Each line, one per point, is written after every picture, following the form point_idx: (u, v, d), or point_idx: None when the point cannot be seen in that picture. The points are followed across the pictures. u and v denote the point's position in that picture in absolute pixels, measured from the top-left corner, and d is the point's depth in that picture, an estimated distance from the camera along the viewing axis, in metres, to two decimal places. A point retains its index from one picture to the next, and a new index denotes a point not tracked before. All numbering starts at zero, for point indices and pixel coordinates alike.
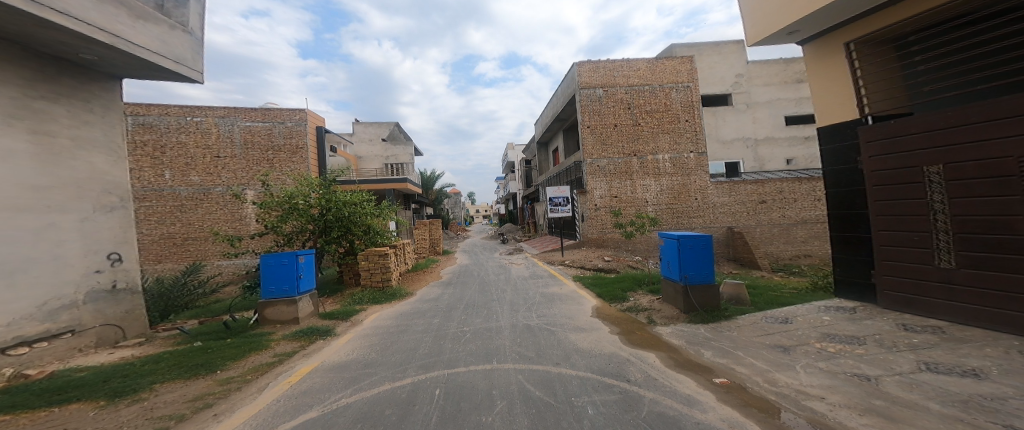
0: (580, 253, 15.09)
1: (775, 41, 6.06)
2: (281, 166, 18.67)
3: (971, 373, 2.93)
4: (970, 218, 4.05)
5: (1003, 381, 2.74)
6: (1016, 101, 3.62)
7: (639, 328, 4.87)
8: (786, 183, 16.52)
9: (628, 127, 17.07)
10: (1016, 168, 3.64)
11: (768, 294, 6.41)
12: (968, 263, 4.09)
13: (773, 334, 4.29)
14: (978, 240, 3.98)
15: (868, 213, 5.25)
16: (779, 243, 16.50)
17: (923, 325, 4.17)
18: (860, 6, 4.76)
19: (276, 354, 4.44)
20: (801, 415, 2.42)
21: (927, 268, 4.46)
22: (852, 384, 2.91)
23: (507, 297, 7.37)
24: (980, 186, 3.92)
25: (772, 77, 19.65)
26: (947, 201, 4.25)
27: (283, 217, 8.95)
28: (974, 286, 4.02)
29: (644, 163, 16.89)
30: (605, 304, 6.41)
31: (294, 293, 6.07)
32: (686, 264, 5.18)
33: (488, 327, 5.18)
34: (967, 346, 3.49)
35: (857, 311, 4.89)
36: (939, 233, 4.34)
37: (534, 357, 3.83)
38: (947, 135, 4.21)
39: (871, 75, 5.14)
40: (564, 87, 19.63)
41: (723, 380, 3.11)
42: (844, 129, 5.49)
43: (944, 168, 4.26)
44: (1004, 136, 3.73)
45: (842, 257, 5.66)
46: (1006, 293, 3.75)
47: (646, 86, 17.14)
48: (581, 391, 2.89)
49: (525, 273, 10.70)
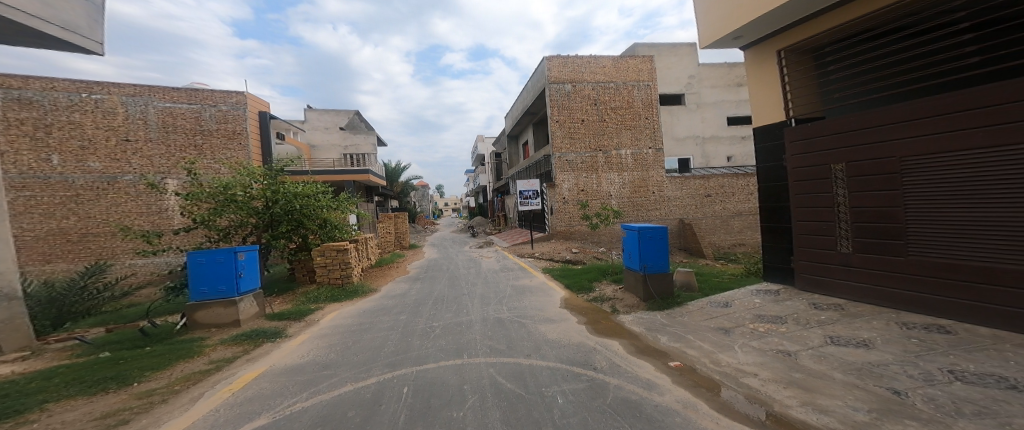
0: (548, 245, 15.39)
1: (721, 45, 6.49)
2: (213, 154, 17.07)
3: (863, 343, 3.45)
4: (864, 209, 4.70)
5: (885, 349, 3.26)
6: (900, 109, 4.26)
7: (604, 318, 5.08)
8: (727, 178, 18.03)
9: (595, 122, 17.58)
10: (899, 166, 4.29)
11: (712, 280, 7.01)
12: (862, 248, 4.76)
13: (716, 317, 4.71)
14: (870, 229, 4.63)
15: (789, 205, 5.90)
16: (720, 233, 18.00)
17: (828, 303, 4.82)
18: (790, 15, 5.22)
19: (213, 361, 4.05)
20: (740, 392, 2.70)
21: (833, 253, 5.12)
22: (778, 360, 3.29)
23: (476, 291, 7.33)
24: (873, 182, 4.58)
25: (719, 79, 21.13)
26: (848, 194, 4.90)
27: (217, 211, 8.09)
28: (866, 267, 4.69)
29: (610, 157, 17.55)
30: (572, 294, 6.65)
31: (234, 294, 5.57)
32: (645, 255, 5.50)
33: (458, 322, 5.13)
34: (860, 320, 4.08)
35: (780, 293, 5.51)
36: (842, 223, 4.99)
37: (504, 350, 3.86)
38: (851, 137, 4.83)
39: (797, 82, 5.74)
40: (534, 81, 19.71)
41: (677, 364, 3.36)
42: (773, 130, 6.11)
43: (847, 166, 4.90)
44: (890, 139, 4.37)
45: (770, 244, 6.28)
46: (890, 273, 4.41)
47: (610, 83, 17.74)
48: (550, 381, 2.97)
49: (494, 267, 10.70)
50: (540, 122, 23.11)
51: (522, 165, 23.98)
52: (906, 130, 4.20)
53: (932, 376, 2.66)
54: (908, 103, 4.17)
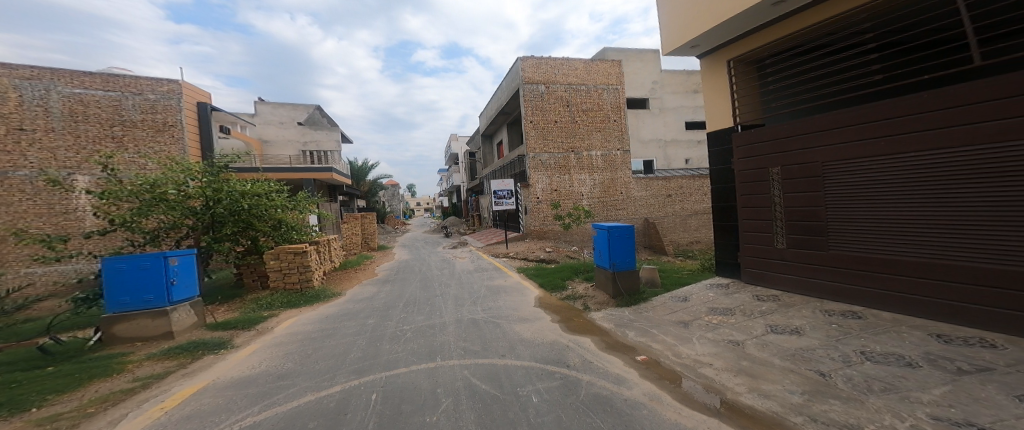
0: (522, 245, 15.45)
1: (681, 53, 6.76)
2: (135, 146, 15.04)
3: (793, 330, 3.83)
4: (796, 208, 5.19)
5: (812, 335, 3.65)
6: (824, 119, 4.75)
7: (576, 315, 5.18)
8: (685, 180, 19.10)
9: (567, 124, 17.90)
10: (824, 169, 4.79)
11: (673, 276, 7.40)
12: (794, 243, 5.23)
13: (677, 311, 4.96)
14: (801, 226, 5.10)
15: (733, 205, 6.34)
16: (679, 232, 19.01)
17: (768, 295, 5.26)
18: (741, 25, 5.56)
19: (137, 379, 3.66)
20: (698, 382, 2.92)
21: (771, 248, 5.59)
22: (728, 349, 3.55)
23: (448, 292, 7.21)
24: (803, 184, 5.06)
25: (679, 86, 22.25)
26: (783, 195, 5.38)
27: (142, 210, 7.22)
28: (798, 261, 5.16)
29: (581, 158, 17.95)
30: (545, 293, 6.73)
31: (164, 303, 5.07)
32: (614, 253, 5.68)
33: (430, 324, 5.00)
34: (793, 309, 4.50)
35: (729, 286, 5.93)
36: (778, 221, 5.46)
37: (479, 351, 3.83)
38: (785, 143, 5.30)
39: (744, 91, 6.13)
40: (508, 81, 19.72)
41: (643, 358, 3.52)
42: (721, 135, 6.47)
43: (781, 170, 5.38)
44: (817, 146, 4.85)
45: (721, 242, 6.60)
46: (818, 265, 4.89)
47: (582, 86, 18.15)
48: (524, 380, 3.01)
49: (468, 267, 10.58)
50: (514, 122, 23.08)
51: (496, 165, 23.85)
52: (829, 137, 4.70)
53: (847, 357, 3.07)
54: (830, 113, 4.66)
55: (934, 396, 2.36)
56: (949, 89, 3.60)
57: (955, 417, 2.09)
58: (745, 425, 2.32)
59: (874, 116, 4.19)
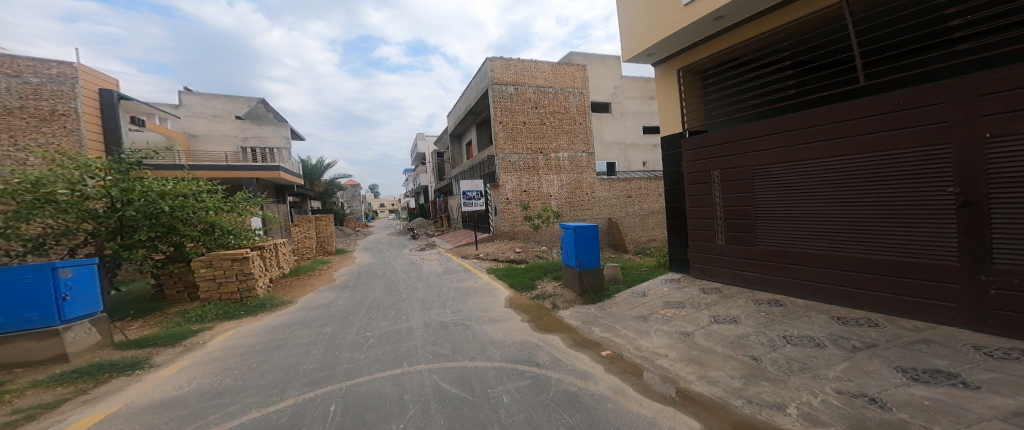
0: (491, 246, 15.37)
1: (638, 61, 7.05)
2: (13, 137, 12.57)
3: (730, 320, 4.21)
4: (732, 208, 5.61)
5: (747, 323, 4.03)
6: (755, 126, 5.18)
7: (545, 314, 5.26)
8: (644, 181, 20.07)
9: (535, 125, 18.10)
10: (755, 172, 5.23)
11: (633, 272, 7.75)
12: (731, 240, 5.65)
13: (637, 306, 5.21)
14: (737, 224, 5.52)
15: (679, 205, 6.71)
16: (639, 230, 19.94)
17: (712, 287, 5.67)
18: (691, 37, 5.91)
19: (20, 410, 3.13)
20: (657, 374, 3.11)
21: (711, 245, 5.99)
22: (681, 340, 3.82)
23: (414, 296, 6.97)
24: (738, 186, 5.49)
25: (639, 91, 23.21)
26: (721, 195, 5.79)
27: (22, 214, 6.10)
28: (734, 256, 5.58)
29: (549, 159, 18.23)
30: (515, 293, 6.75)
31: (54, 322, 4.46)
32: (580, 252, 5.84)
33: (396, 330, 4.81)
34: (731, 300, 4.91)
35: (680, 280, 6.31)
36: (717, 219, 5.87)
37: (448, 355, 3.75)
38: (723, 148, 5.71)
39: (691, 99, 6.52)
40: (476, 80, 19.54)
41: (608, 353, 3.65)
42: (672, 140, 6.80)
43: (720, 173, 5.79)
44: (750, 151, 5.29)
45: (675, 240, 6.82)
46: (751, 260, 5.32)
47: (549, 88, 18.45)
48: (495, 381, 3.02)
49: (436, 269, 10.33)
50: (483, 122, 22.85)
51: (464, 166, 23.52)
52: (760, 143, 5.14)
53: (773, 342, 3.53)
54: (760, 122, 5.10)
55: (838, 372, 2.83)
56: (854, 101, 4.07)
57: (854, 390, 2.54)
58: (697, 411, 2.54)
59: (796, 125, 4.64)
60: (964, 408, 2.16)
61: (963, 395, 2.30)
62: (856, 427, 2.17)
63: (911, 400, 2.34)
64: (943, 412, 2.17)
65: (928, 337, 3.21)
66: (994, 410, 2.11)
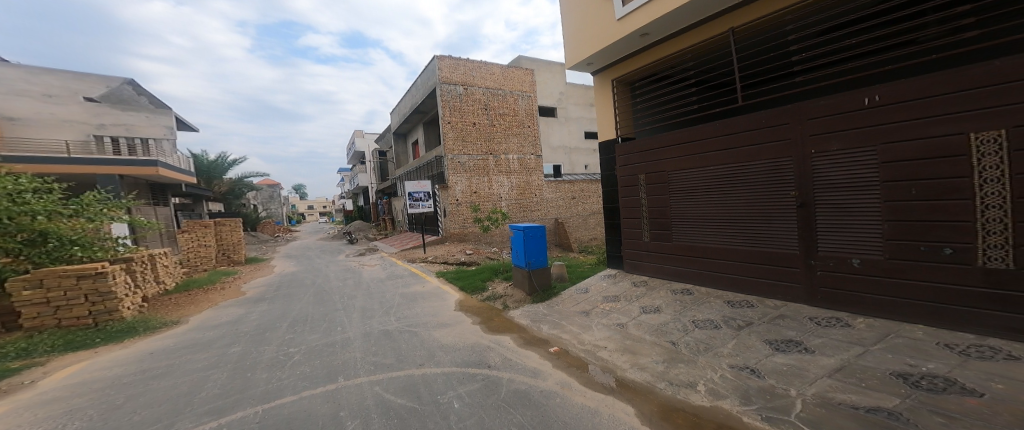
0: (440, 249, 14.89)
1: (580, 69, 7.40)
2: None
3: (654, 309, 4.65)
4: (656, 208, 6.09)
5: (668, 312, 4.50)
6: (675, 135, 5.68)
7: (496, 315, 5.28)
8: (586, 184, 21.12)
9: (484, 127, 18.04)
10: (675, 176, 5.74)
11: (577, 270, 8.11)
12: (655, 237, 6.12)
13: (581, 302, 5.45)
14: (660, 222, 6.00)
15: (612, 206, 7.10)
16: (583, 230, 20.93)
17: (641, 280, 6.18)
18: (625, 49, 6.36)
19: None
20: (599, 366, 3.31)
21: (639, 242, 6.43)
22: (618, 332, 4.11)
23: (354, 305, 6.49)
24: (661, 188, 5.99)
25: (583, 98, 24.25)
26: (647, 197, 6.26)
27: None
28: (658, 251, 6.06)
29: (499, 161, 18.28)
30: (465, 295, 6.65)
31: None
32: (530, 252, 5.96)
33: (329, 342, 4.45)
34: (655, 291, 5.41)
35: (616, 275, 6.73)
36: (644, 218, 6.33)
37: (393, 364, 3.57)
38: (648, 154, 6.19)
39: (623, 107, 6.99)
40: (423, 78, 18.92)
41: (555, 349, 3.78)
42: (605, 146, 7.24)
43: (646, 177, 6.26)
44: (670, 157, 5.79)
45: (611, 237, 7.12)
46: (672, 254, 5.82)
47: (498, 90, 18.49)
48: (444, 387, 2.95)
49: (378, 275, 9.73)
50: (432, 122, 22.23)
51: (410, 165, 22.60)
52: (678, 150, 5.65)
53: (685, 326, 4.03)
54: (679, 131, 5.60)
55: (730, 349, 3.41)
56: (752, 116, 4.66)
57: (741, 364, 3.11)
58: (630, 396, 2.77)
59: (707, 135, 5.19)
60: (806, 369, 2.89)
61: (806, 359, 3.07)
62: (745, 397, 2.64)
63: (778, 368, 2.98)
64: (794, 374, 2.86)
65: (783, 313, 4.04)
66: (824, 369, 2.86)
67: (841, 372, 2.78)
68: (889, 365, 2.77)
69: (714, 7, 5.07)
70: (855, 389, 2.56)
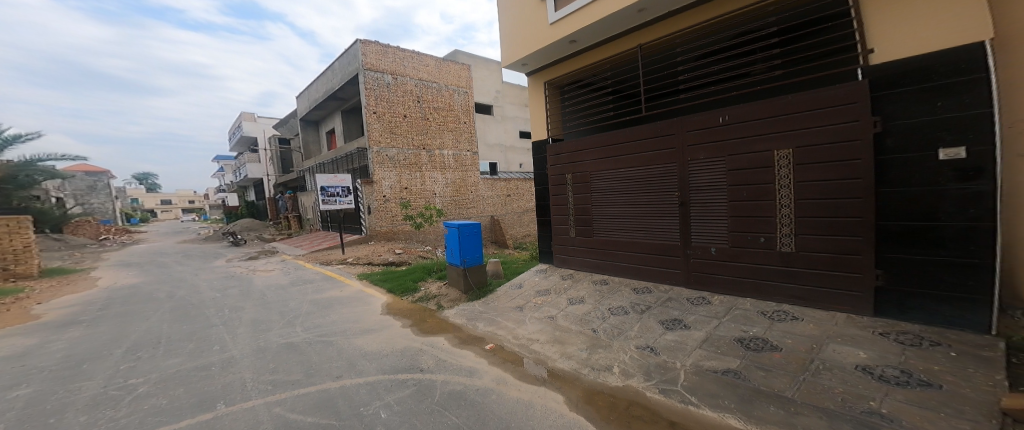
0: (364, 249, 13.81)
1: (515, 68, 7.50)
2: None
3: (578, 300, 4.99)
4: (581, 206, 6.48)
5: (591, 302, 4.85)
6: (595, 138, 6.11)
7: (429, 316, 5.11)
8: (521, 182, 21.65)
9: (416, 120, 17.30)
10: (595, 176, 6.19)
11: (512, 266, 8.24)
12: (580, 232, 6.52)
13: (516, 298, 5.56)
14: (584, 219, 6.41)
15: (543, 203, 7.36)
16: (518, 227, 21.41)
17: (569, 273, 6.54)
18: (556, 54, 6.65)
19: None
20: (533, 359, 3.42)
21: (566, 237, 6.79)
22: (550, 324, 4.30)
23: (243, 319, 5.56)
24: (584, 188, 6.41)
25: (519, 98, 24.67)
26: (573, 196, 6.65)
27: None
28: (583, 246, 6.46)
29: (433, 157, 17.68)
30: (395, 298, 6.30)
31: None
32: (465, 250, 5.90)
33: (224, 363, 3.82)
34: (580, 283, 5.80)
35: (548, 269, 6.96)
36: (571, 215, 6.69)
37: (310, 379, 3.24)
38: (573, 155, 6.58)
39: (554, 110, 7.29)
40: (343, 62, 17.40)
41: (491, 346, 3.81)
42: (538, 146, 7.45)
43: (572, 176, 6.64)
44: (592, 159, 6.23)
45: (543, 234, 7.35)
46: (595, 248, 6.24)
47: (432, 83, 17.88)
48: (368, 398, 2.77)
49: (279, 283, 8.49)
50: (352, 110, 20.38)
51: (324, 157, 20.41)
52: (598, 153, 6.12)
53: (604, 313, 4.40)
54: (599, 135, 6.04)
55: (636, 331, 3.86)
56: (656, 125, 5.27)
57: (644, 344, 3.55)
58: (560, 385, 2.93)
59: (621, 140, 5.70)
60: (685, 343, 3.49)
61: (686, 334, 3.67)
62: (647, 374, 3.03)
63: (669, 345, 3.49)
64: (678, 348, 3.42)
65: (670, 295, 4.73)
66: (696, 341, 3.50)
67: (706, 342, 3.46)
68: (732, 333, 3.59)
69: (630, 23, 5.59)
70: (716, 355, 3.22)
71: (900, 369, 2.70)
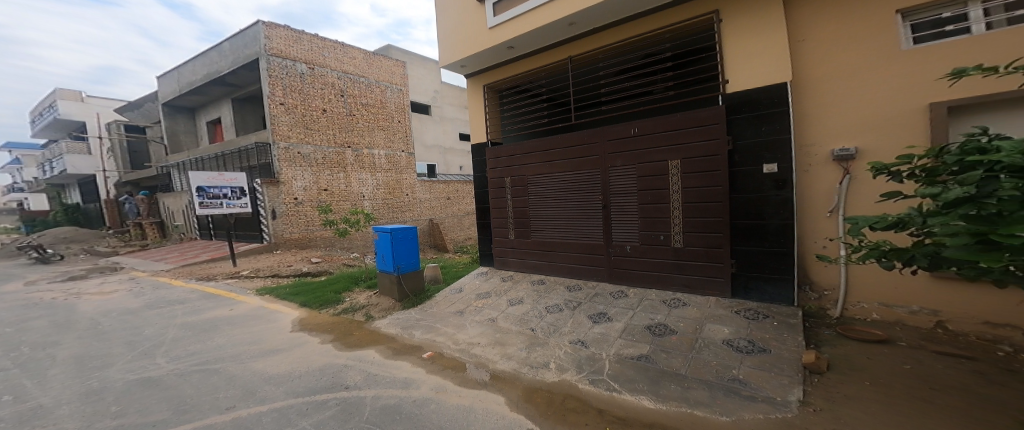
0: (270, 259, 12.10)
1: (452, 69, 7.36)
2: None
3: (517, 300, 5.08)
4: (520, 208, 6.61)
5: (530, 301, 4.97)
6: (532, 143, 6.29)
7: (356, 329, 4.77)
8: (460, 184, 21.39)
9: (340, 116, 15.97)
10: (533, 179, 6.36)
11: (453, 271, 8.08)
12: (519, 235, 6.63)
13: (456, 302, 5.46)
14: (523, 221, 6.54)
15: (482, 206, 7.35)
16: (458, 231, 21.07)
17: (509, 274, 6.62)
18: (494, 58, 6.69)
19: None
20: (474, 363, 3.39)
21: (505, 239, 6.85)
22: (491, 327, 4.29)
23: (55, 358, 4.20)
24: (522, 191, 6.55)
25: (458, 99, 24.35)
26: (512, 198, 6.75)
27: None
28: (522, 248, 6.57)
29: (360, 156, 16.57)
30: (311, 312, 5.70)
31: None
32: (398, 255, 5.62)
33: (86, 403, 3.10)
34: (519, 284, 5.90)
35: (489, 272, 6.94)
36: (510, 218, 6.78)
37: (209, 412, 2.80)
38: (511, 159, 6.68)
39: (493, 113, 7.34)
40: (234, 43, 14.85)
41: (429, 354, 3.68)
42: (477, 148, 7.42)
43: (511, 179, 6.74)
44: (529, 163, 6.39)
45: (483, 236, 7.32)
46: (533, 249, 6.39)
47: (361, 78, 16.80)
48: (278, 425, 2.50)
49: (123, 308, 6.71)
50: (246, 100, 17.41)
51: (202, 152, 16.83)
52: (534, 157, 6.30)
53: (541, 312, 4.53)
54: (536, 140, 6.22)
55: (569, 327, 4.06)
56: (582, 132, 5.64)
57: (577, 339, 3.74)
58: (500, 386, 2.94)
59: (554, 145, 5.95)
60: (609, 334, 3.77)
61: (611, 325, 3.96)
62: (578, 367, 3.20)
63: (597, 337, 3.74)
64: (602, 340, 3.68)
65: (598, 291, 5.07)
66: (616, 332, 3.81)
67: (625, 332, 3.78)
68: (641, 321, 3.98)
69: (562, 35, 5.86)
70: (634, 343, 3.54)
71: (747, 339, 3.41)
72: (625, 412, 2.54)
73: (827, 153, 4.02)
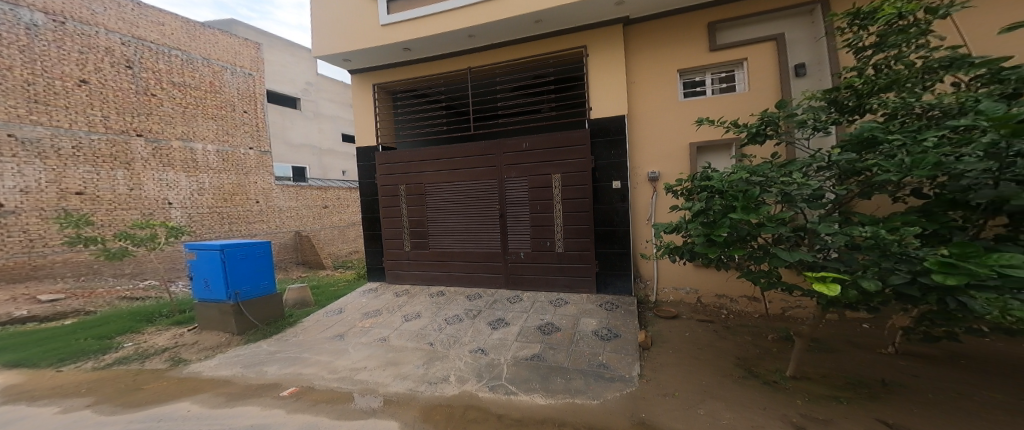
0: None
1: (333, 62, 6.61)
2: None
3: (413, 315, 4.75)
4: (416, 218, 6.24)
5: (429, 315, 4.70)
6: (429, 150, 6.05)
7: (150, 380, 3.61)
8: (342, 190, 17.57)
9: (122, 92, 10.11)
10: (430, 188, 6.11)
11: (329, 290, 7.12)
12: (415, 246, 6.26)
13: (331, 326, 4.78)
14: (420, 231, 6.22)
15: (372, 216, 6.69)
16: (338, 244, 17.17)
17: (405, 288, 6.17)
18: (385, 58, 6.29)
19: None
20: (362, 391, 2.99)
21: (400, 251, 6.38)
22: (381, 348, 3.88)
23: None
24: (419, 199, 6.21)
25: (337, 96, 21.90)
26: (407, 207, 6.34)
27: None
28: (419, 259, 6.21)
29: (160, 148, 10.82)
30: (43, 370, 3.95)
31: None
32: (235, 279, 4.62)
33: None
34: (416, 298, 5.54)
35: (378, 288, 6.31)
36: (405, 228, 6.36)
37: None
38: (407, 166, 6.31)
39: (384, 116, 6.84)
40: None
41: (292, 390, 3.12)
42: (365, 152, 6.76)
43: (406, 187, 6.34)
44: (426, 170, 6.12)
45: (372, 249, 6.68)
46: (431, 261, 6.12)
47: (172, 49, 11.46)
48: None
49: None
50: None
51: None
52: (432, 164, 6.07)
53: (437, 325, 4.33)
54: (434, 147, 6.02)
55: (468, 336, 3.99)
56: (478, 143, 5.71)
57: (476, 348, 3.69)
58: (394, 410, 2.67)
59: (453, 154, 5.85)
60: (507, 339, 3.81)
61: (510, 330, 4.04)
62: (478, 376, 3.15)
63: (497, 343, 3.77)
64: (502, 345, 3.71)
65: (495, 298, 5.12)
66: (514, 335, 3.89)
67: (521, 334, 3.91)
68: (534, 322, 4.18)
69: (461, 45, 5.86)
70: (531, 344, 3.68)
71: (607, 328, 3.89)
72: (521, 412, 2.58)
73: (642, 175, 5.02)
